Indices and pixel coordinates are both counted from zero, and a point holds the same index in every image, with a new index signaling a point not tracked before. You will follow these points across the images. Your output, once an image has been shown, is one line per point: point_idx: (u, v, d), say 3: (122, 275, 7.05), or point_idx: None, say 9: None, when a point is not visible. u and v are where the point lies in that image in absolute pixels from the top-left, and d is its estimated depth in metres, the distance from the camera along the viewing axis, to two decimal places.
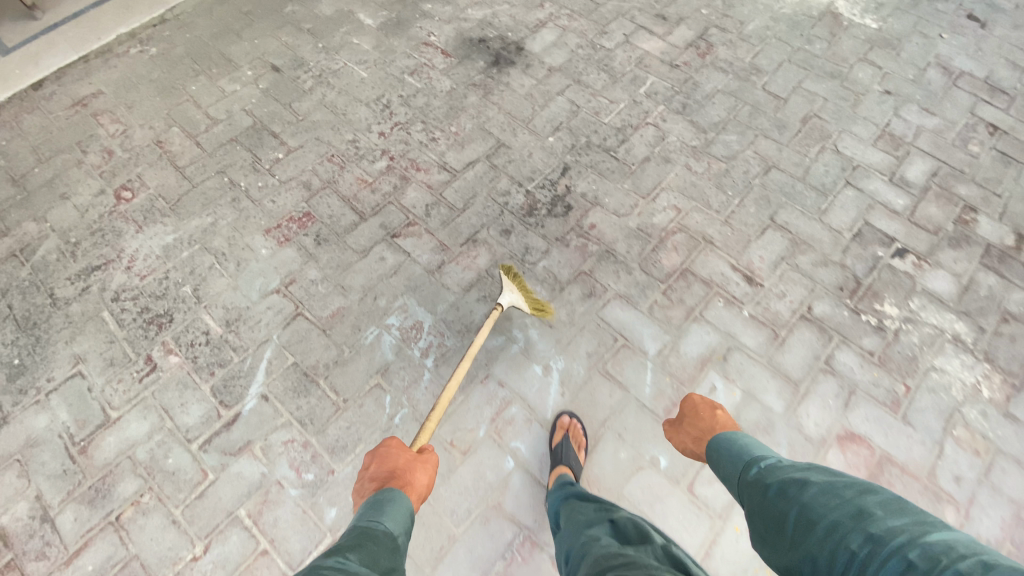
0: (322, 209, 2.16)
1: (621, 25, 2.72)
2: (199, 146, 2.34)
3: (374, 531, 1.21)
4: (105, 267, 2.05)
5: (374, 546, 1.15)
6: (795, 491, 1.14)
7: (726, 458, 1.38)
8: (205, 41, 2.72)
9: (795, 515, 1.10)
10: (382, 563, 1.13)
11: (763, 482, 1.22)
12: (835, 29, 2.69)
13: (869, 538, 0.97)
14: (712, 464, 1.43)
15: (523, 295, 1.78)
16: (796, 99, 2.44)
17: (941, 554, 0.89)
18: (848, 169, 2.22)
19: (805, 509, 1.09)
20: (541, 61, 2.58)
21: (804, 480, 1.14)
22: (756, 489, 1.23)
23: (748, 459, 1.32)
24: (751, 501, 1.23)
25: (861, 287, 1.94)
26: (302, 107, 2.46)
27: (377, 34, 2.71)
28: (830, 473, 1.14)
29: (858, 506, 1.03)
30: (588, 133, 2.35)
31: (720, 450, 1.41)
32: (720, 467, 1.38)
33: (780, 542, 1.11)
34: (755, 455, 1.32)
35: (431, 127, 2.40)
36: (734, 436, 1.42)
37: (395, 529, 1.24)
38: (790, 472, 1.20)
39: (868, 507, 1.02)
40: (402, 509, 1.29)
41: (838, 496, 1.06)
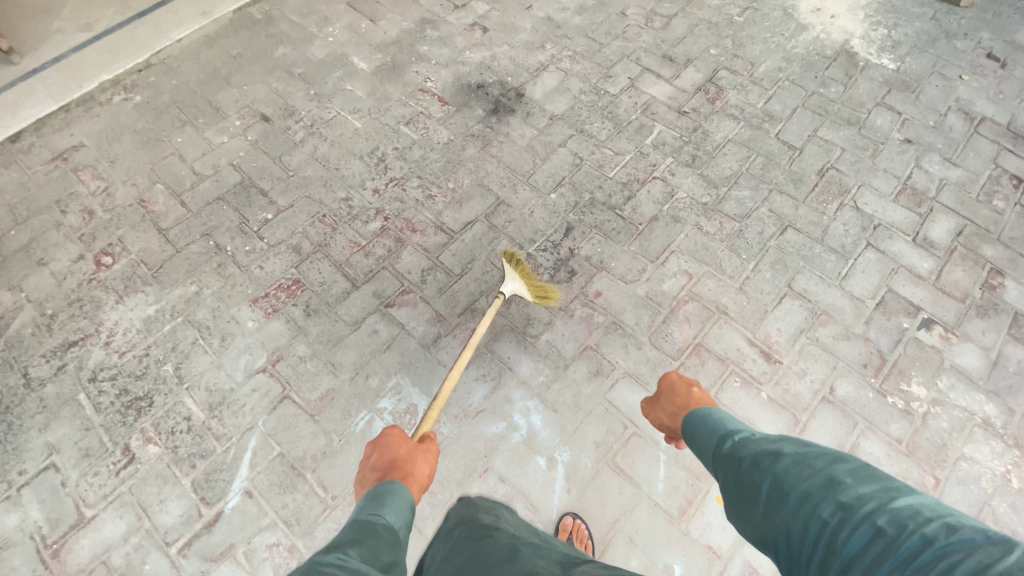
0: (312, 275, 2.05)
1: (626, 67, 2.60)
2: (183, 205, 2.23)
3: (373, 525, 1.17)
4: (83, 342, 1.94)
5: (374, 542, 1.11)
6: (767, 463, 1.13)
7: (702, 433, 1.37)
8: (192, 88, 2.61)
9: (768, 485, 1.09)
10: (382, 560, 1.09)
11: (737, 455, 1.21)
12: (851, 70, 2.57)
13: (839, 506, 0.95)
14: (689, 440, 1.42)
15: (525, 283, 1.84)
16: (811, 149, 2.31)
17: (908, 520, 0.87)
18: (869, 229, 2.10)
19: (778, 480, 1.08)
20: (542, 108, 2.47)
21: (776, 451, 1.13)
22: (731, 461, 1.23)
23: (723, 433, 1.31)
24: (725, 474, 1.23)
25: (886, 364, 1.81)
26: (292, 161, 2.35)
27: (371, 79, 2.60)
28: (802, 443, 1.13)
29: (828, 475, 1.01)
30: (592, 189, 2.23)
31: (695, 425, 1.40)
32: (696, 442, 1.38)
33: (754, 515, 1.10)
34: (730, 429, 1.31)
35: (427, 182, 2.29)
36: (709, 412, 1.42)
37: (396, 523, 1.20)
38: (762, 444, 1.19)
39: (839, 475, 1.00)
40: (403, 501, 1.25)
41: (809, 466, 1.05)
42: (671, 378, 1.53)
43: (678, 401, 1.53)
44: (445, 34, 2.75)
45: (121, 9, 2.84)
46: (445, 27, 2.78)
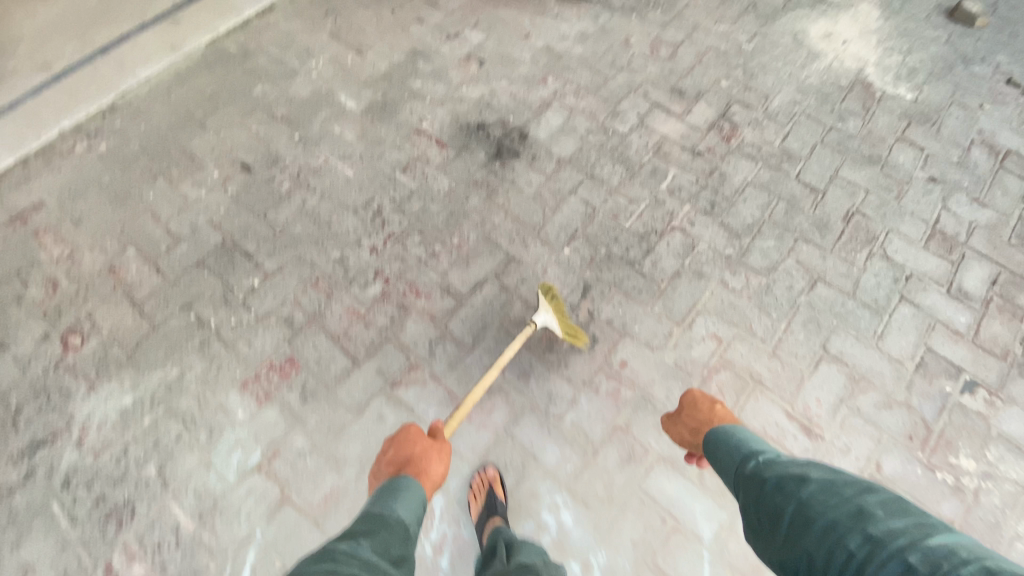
0: (308, 352, 1.85)
1: (634, 103, 2.45)
2: (160, 272, 2.01)
3: (385, 518, 1.23)
4: (53, 440, 1.73)
5: (385, 536, 1.18)
6: (793, 487, 1.13)
7: (724, 452, 1.38)
8: (163, 133, 2.38)
9: (793, 510, 1.10)
10: (393, 552, 1.15)
11: (760, 476, 1.23)
12: (868, 101, 2.45)
13: (868, 539, 0.97)
14: (710, 457, 1.43)
15: (558, 317, 1.76)
16: (835, 192, 2.19)
17: (941, 558, 0.89)
18: (901, 280, 1.99)
19: (804, 506, 1.09)
20: (549, 151, 2.32)
21: (803, 475, 1.14)
22: (755, 482, 1.24)
23: (746, 453, 1.32)
24: (748, 494, 1.24)
25: (933, 436, 1.71)
26: (279, 216, 2.14)
27: (361, 119, 2.40)
28: (830, 469, 1.14)
29: (857, 506, 1.03)
30: (608, 242, 2.08)
31: (718, 442, 1.41)
32: (717, 460, 1.39)
33: (776, 538, 1.11)
34: (754, 449, 1.32)
35: (429, 237, 2.11)
36: (732, 431, 1.43)
37: (408, 517, 1.25)
38: (788, 467, 1.21)
39: (868, 506, 1.01)
40: (418, 497, 1.30)
41: (837, 495, 1.06)
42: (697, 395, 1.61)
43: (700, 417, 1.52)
44: (439, 67, 2.56)
45: (80, 44, 2.59)
46: (438, 59, 2.59)
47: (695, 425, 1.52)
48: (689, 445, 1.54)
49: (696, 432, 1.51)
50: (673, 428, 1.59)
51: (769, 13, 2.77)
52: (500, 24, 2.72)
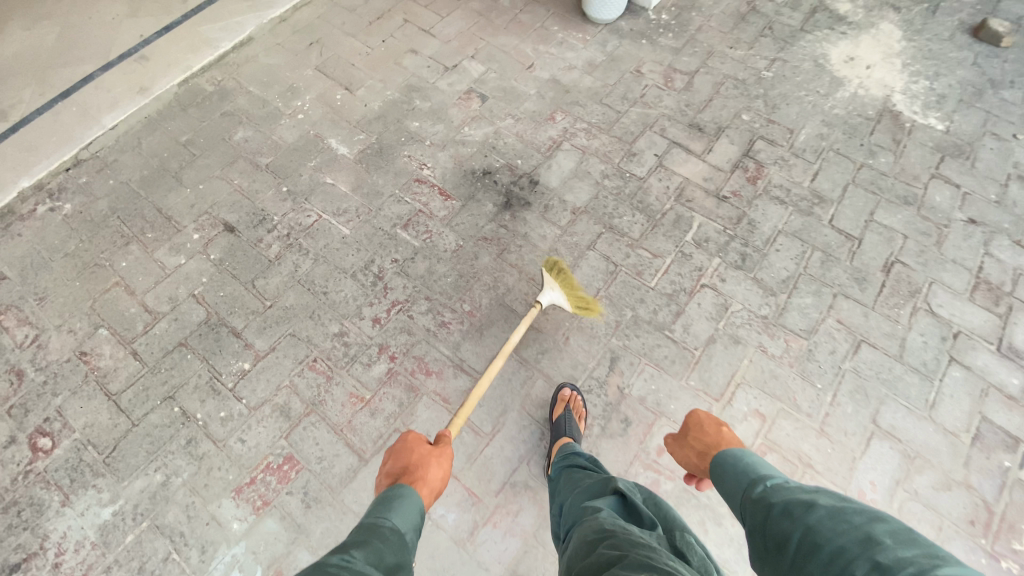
0: (308, 448, 1.66)
1: (650, 141, 2.27)
2: (137, 357, 1.80)
3: (378, 525, 1.12)
4: (25, 564, 1.52)
5: (378, 543, 1.07)
6: (800, 512, 1.04)
7: (728, 473, 1.28)
8: (135, 189, 2.15)
9: (799, 535, 1.01)
10: (387, 562, 1.05)
11: (765, 500, 1.14)
12: (898, 133, 2.31)
13: (876, 569, 0.88)
14: (714, 479, 1.34)
15: (566, 293, 1.79)
16: (872, 238, 2.04)
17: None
18: (949, 338, 1.85)
19: (810, 531, 1.00)
20: (562, 199, 2.13)
21: (809, 500, 1.05)
22: (758, 505, 1.15)
23: (751, 476, 1.23)
24: (752, 517, 1.15)
25: (995, 519, 1.58)
26: (269, 284, 1.94)
27: (356, 168, 2.20)
28: (836, 494, 1.06)
29: (866, 531, 0.94)
30: (633, 303, 1.89)
31: (724, 465, 1.32)
32: (721, 483, 1.30)
33: (780, 566, 1.03)
34: (761, 471, 1.23)
35: (436, 304, 1.92)
36: (737, 453, 1.33)
37: (403, 525, 1.15)
38: (795, 492, 1.11)
39: (878, 535, 0.93)
40: (414, 505, 1.19)
41: (845, 522, 0.97)
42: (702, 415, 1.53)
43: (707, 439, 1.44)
44: (437, 105, 2.37)
45: (40, 88, 2.34)
46: (436, 96, 2.40)
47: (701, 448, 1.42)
48: (694, 468, 1.44)
49: (702, 456, 1.41)
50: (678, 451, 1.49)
51: (786, 36, 2.61)
52: (501, 54, 2.53)
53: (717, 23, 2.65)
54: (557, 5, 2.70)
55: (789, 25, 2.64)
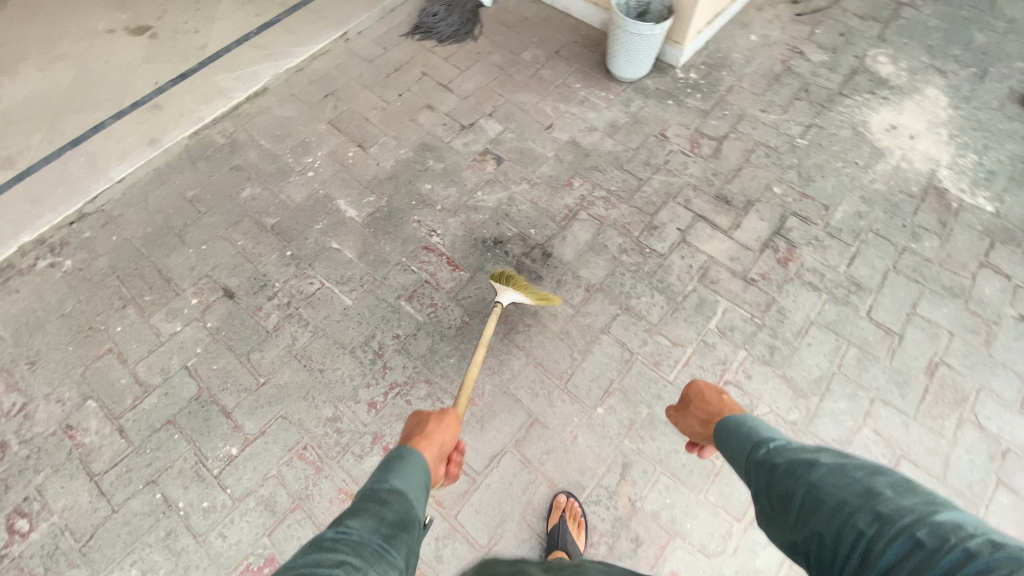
0: (291, 550, 1.55)
1: (673, 213, 2.14)
2: (123, 435, 1.72)
3: (377, 490, 1.15)
4: None
5: (376, 509, 1.10)
6: (802, 470, 1.08)
7: (731, 438, 1.32)
8: (137, 247, 2.09)
9: (801, 493, 1.05)
10: (387, 522, 1.08)
11: (769, 461, 1.17)
12: (943, 214, 2.13)
13: (878, 517, 0.91)
14: (718, 446, 1.37)
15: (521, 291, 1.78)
16: (913, 335, 1.87)
17: (949, 532, 0.84)
18: (999, 458, 1.67)
19: (812, 488, 1.03)
20: (576, 275, 2.00)
21: (811, 459, 1.09)
22: (764, 467, 1.18)
23: (754, 439, 1.26)
24: (757, 479, 1.18)
25: None
26: (264, 359, 1.85)
27: (363, 232, 2.12)
28: (836, 451, 1.09)
29: (867, 485, 0.97)
30: (650, 400, 1.74)
31: (726, 430, 1.35)
32: (724, 448, 1.33)
33: (786, 521, 1.06)
34: (763, 434, 1.27)
35: (436, 390, 1.80)
36: (740, 418, 1.36)
37: (402, 484, 1.17)
38: (797, 451, 1.15)
39: (878, 487, 0.96)
40: (414, 463, 1.22)
41: (847, 476, 1.01)
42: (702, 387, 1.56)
43: (710, 408, 1.48)
44: (451, 166, 2.29)
45: (50, 135, 2.32)
46: (450, 156, 2.32)
47: (705, 416, 1.45)
48: (699, 437, 1.48)
49: (705, 424, 1.44)
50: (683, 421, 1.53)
51: (823, 100, 2.46)
52: (519, 114, 2.45)
53: (749, 84, 2.51)
54: (580, 61, 2.61)
55: (826, 88, 2.50)
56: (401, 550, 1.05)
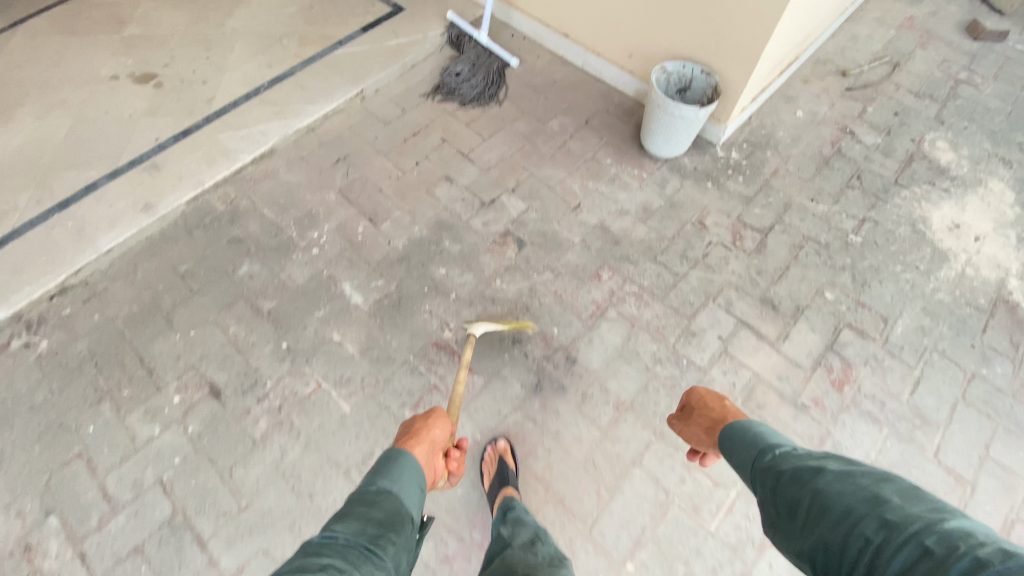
0: None
1: (713, 318, 1.92)
2: (84, 563, 1.52)
3: (365, 494, 1.18)
4: None
5: (364, 510, 1.14)
6: (808, 477, 1.04)
7: (738, 445, 1.27)
8: (120, 328, 1.90)
9: (808, 500, 1.00)
10: (375, 518, 1.12)
11: (775, 468, 1.13)
12: (1016, 334, 1.91)
13: (884, 523, 0.87)
14: (724, 453, 1.33)
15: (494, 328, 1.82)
16: (987, 484, 1.64)
17: (959, 540, 0.80)
18: None
19: (820, 493, 0.99)
20: (604, 388, 1.76)
21: (818, 465, 1.05)
22: (769, 475, 1.14)
23: (762, 446, 1.21)
24: (764, 486, 1.14)
25: None
26: (248, 476, 1.64)
27: (368, 323, 1.91)
28: (844, 460, 1.05)
29: (874, 492, 0.93)
30: (686, 555, 1.51)
31: (732, 438, 1.31)
32: (732, 454, 1.28)
33: (791, 529, 1.02)
34: (771, 442, 1.22)
35: (439, 527, 1.57)
36: (748, 425, 1.32)
37: (391, 486, 1.20)
38: (804, 459, 1.10)
39: (886, 492, 0.92)
40: (400, 465, 1.25)
41: (854, 483, 0.97)
42: (702, 393, 1.53)
43: (714, 415, 1.45)
44: (468, 249, 2.09)
45: (39, 194, 2.15)
46: (467, 236, 2.13)
47: (709, 423, 1.43)
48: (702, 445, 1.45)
49: (708, 431, 1.43)
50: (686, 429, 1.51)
51: (877, 190, 2.25)
52: (544, 191, 2.26)
53: (797, 167, 2.31)
54: (611, 133, 2.44)
55: (880, 175, 2.29)
56: (391, 545, 1.09)
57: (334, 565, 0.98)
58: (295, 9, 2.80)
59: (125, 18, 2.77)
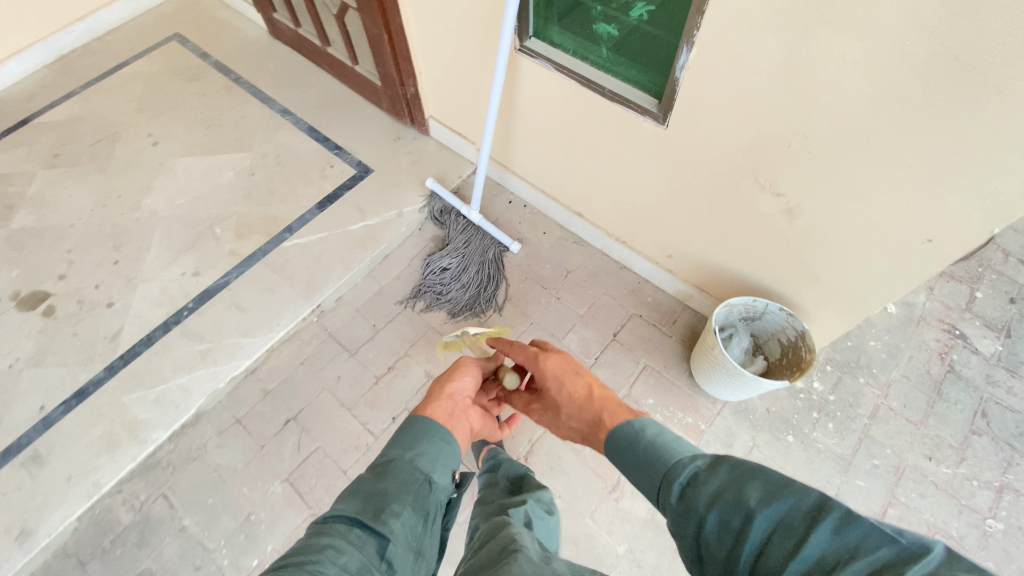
0: None
1: None
2: None
3: (378, 462, 1.06)
4: None
5: (370, 483, 1.00)
6: (734, 523, 0.73)
7: (647, 470, 0.97)
8: None
9: (741, 561, 0.70)
10: (383, 487, 0.98)
11: (690, 503, 0.81)
12: None
13: None
14: (631, 475, 1.05)
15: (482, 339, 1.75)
16: None
17: None
18: None
19: (761, 557, 0.68)
20: None
21: (736, 498, 0.74)
22: (683, 514, 0.82)
23: (669, 471, 0.91)
24: (680, 530, 0.82)
25: None
26: None
27: None
28: (764, 478, 0.74)
29: (818, 551, 0.64)
30: None
31: (638, 461, 1.01)
32: (644, 481, 0.98)
33: None
34: (679, 461, 0.92)
35: None
36: (639, 432, 1.06)
37: (406, 452, 1.07)
38: (714, 484, 0.80)
39: (833, 551, 0.62)
40: (419, 426, 1.13)
41: (791, 531, 0.67)
42: (559, 372, 1.31)
43: (583, 408, 1.25)
44: None
45: None
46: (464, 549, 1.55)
47: (588, 420, 1.23)
48: (588, 441, 1.26)
49: (588, 429, 1.23)
50: (563, 422, 1.31)
51: (1011, 437, 1.69)
52: (569, 455, 1.65)
53: (900, 402, 1.75)
54: (648, 350, 1.85)
55: (1011, 409, 1.73)
56: (397, 518, 0.94)
57: (335, 547, 0.86)
58: (232, 175, 2.20)
59: (12, 199, 2.16)
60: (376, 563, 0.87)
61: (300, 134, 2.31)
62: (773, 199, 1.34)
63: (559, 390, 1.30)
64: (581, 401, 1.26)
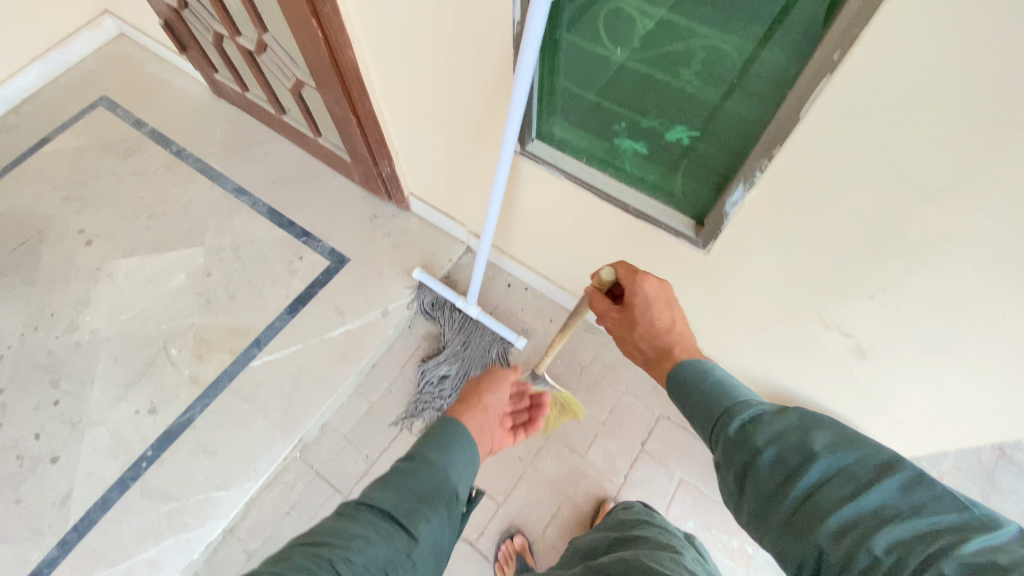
0: None
1: None
2: None
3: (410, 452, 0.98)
4: None
5: (403, 477, 0.92)
6: (793, 460, 0.71)
7: (698, 394, 0.91)
8: None
9: (791, 500, 0.69)
10: (413, 487, 0.90)
11: (746, 435, 0.78)
12: None
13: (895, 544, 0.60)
14: (685, 399, 0.93)
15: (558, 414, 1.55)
16: None
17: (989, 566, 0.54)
18: None
19: (812, 497, 0.67)
20: None
21: (802, 441, 0.71)
22: (734, 444, 0.79)
23: (727, 405, 0.85)
24: (727, 454, 0.79)
25: None
26: None
27: None
28: (837, 430, 0.71)
29: (879, 501, 0.63)
30: None
31: (694, 380, 0.93)
32: (692, 401, 0.91)
33: (765, 525, 0.71)
34: (740, 397, 0.86)
35: None
36: (712, 368, 0.94)
37: (439, 456, 0.96)
38: (781, 421, 0.76)
39: (894, 504, 0.62)
40: (453, 433, 1.00)
41: (853, 480, 0.66)
42: (655, 298, 1.03)
43: (663, 342, 1.03)
44: None
45: None
46: None
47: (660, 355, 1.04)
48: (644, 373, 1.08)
49: (652, 365, 1.07)
50: (629, 344, 1.09)
51: None
52: None
53: None
54: (681, 460, 1.66)
55: None
56: (428, 522, 0.87)
57: (365, 537, 0.80)
58: (185, 279, 1.89)
59: None
60: (402, 562, 0.81)
61: (260, 219, 2.01)
62: (840, 337, 1.14)
63: (645, 314, 1.04)
64: (663, 331, 1.04)
